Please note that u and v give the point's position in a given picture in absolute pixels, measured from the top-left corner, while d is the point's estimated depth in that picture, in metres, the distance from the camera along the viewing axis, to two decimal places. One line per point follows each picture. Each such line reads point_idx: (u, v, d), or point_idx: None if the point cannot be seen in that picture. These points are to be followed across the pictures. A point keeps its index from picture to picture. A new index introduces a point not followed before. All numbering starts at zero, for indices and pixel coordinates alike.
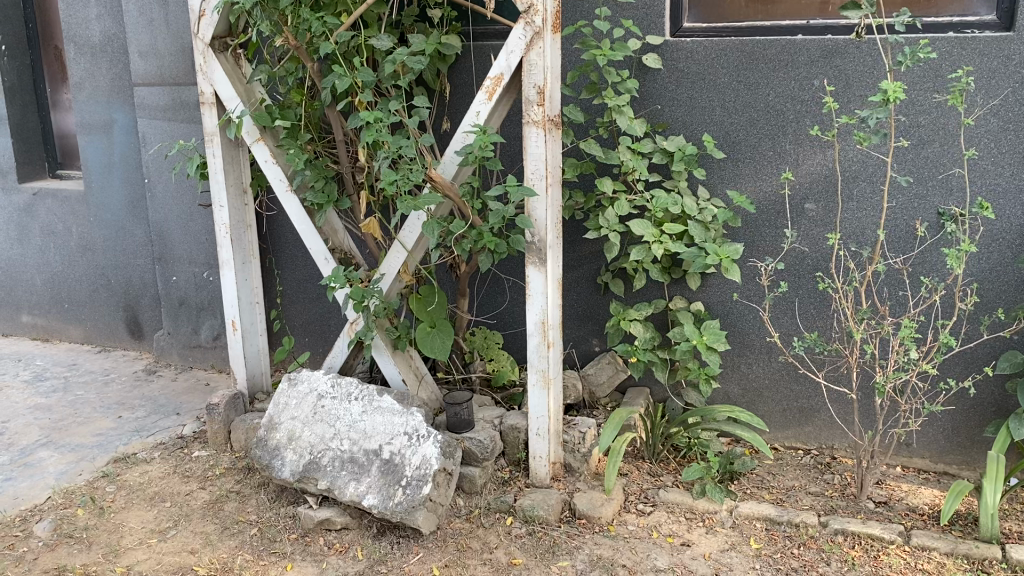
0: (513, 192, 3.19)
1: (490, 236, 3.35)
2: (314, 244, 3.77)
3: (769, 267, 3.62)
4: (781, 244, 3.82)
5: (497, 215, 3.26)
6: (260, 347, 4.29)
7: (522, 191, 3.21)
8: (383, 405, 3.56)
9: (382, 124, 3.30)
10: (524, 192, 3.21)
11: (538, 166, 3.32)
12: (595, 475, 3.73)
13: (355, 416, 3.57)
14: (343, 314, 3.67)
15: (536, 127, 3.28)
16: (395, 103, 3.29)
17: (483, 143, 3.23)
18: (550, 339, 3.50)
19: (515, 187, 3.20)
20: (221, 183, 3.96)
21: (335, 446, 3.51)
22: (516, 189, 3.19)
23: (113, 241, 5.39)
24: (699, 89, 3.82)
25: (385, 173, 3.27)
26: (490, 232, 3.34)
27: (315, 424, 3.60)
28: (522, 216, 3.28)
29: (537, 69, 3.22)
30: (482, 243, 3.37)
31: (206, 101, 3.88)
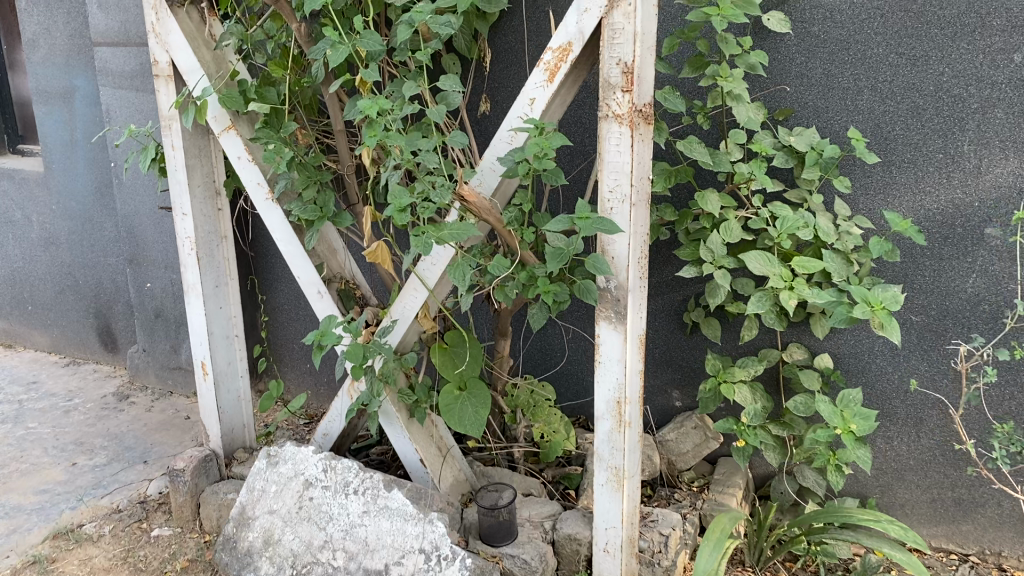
0: (585, 228, 2.12)
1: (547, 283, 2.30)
2: (304, 273, 2.77)
3: (981, 350, 2.69)
4: (1002, 318, 2.72)
5: (559, 255, 2.21)
6: (242, 393, 3.33)
7: (599, 224, 2.14)
8: (391, 506, 2.54)
9: (392, 117, 2.24)
10: (601, 225, 2.14)
11: (619, 181, 2.26)
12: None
13: (353, 519, 2.57)
14: (338, 373, 2.64)
15: (618, 123, 2.22)
16: (410, 86, 2.22)
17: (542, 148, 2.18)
18: (627, 422, 2.45)
19: (592, 218, 2.13)
20: (182, 184, 2.95)
21: (324, 560, 2.55)
22: (591, 221, 2.13)
23: (79, 235, 4.43)
24: (840, 62, 2.73)
25: (394, 192, 2.22)
26: (544, 275, 2.30)
27: (299, 525, 2.63)
28: (596, 256, 2.23)
29: (624, 37, 2.14)
30: (533, 291, 2.33)
31: (160, 73, 2.85)
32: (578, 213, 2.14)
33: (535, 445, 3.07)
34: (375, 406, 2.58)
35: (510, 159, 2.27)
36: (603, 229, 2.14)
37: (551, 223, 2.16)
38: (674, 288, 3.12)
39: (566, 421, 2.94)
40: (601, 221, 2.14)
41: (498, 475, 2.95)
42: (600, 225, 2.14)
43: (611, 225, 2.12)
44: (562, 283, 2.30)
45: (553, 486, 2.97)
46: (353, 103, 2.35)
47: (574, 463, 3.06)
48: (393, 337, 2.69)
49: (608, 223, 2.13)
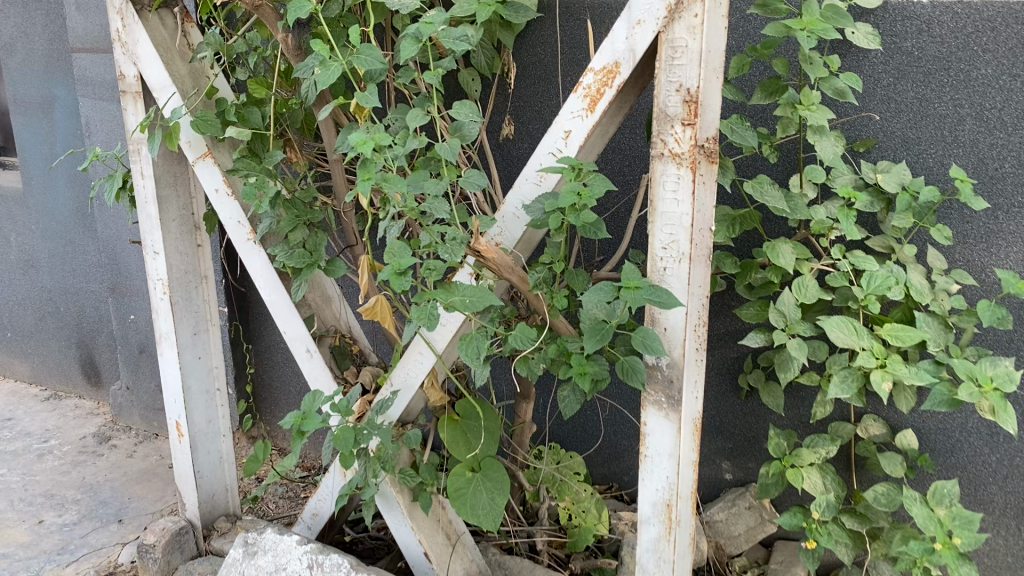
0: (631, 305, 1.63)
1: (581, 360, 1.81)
2: (290, 327, 2.33)
3: None
4: None
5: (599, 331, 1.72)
6: (224, 454, 2.90)
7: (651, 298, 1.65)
8: None
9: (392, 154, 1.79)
10: (653, 300, 1.65)
11: (675, 235, 1.80)
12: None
13: None
14: (327, 459, 2.09)
15: (675, 164, 1.76)
16: (417, 116, 1.77)
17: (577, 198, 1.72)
18: (679, 530, 1.99)
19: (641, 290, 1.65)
20: (154, 218, 2.53)
21: None
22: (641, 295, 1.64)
23: (59, 258, 4.02)
24: (937, 84, 2.25)
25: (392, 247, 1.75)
26: (578, 352, 1.82)
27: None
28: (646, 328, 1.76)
29: (687, 57, 1.69)
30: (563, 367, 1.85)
31: (127, 89, 2.42)
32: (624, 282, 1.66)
33: (562, 528, 2.62)
34: (369, 495, 2.12)
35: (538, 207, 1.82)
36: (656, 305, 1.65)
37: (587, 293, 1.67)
38: (725, 344, 2.66)
39: (596, 497, 2.52)
40: (654, 295, 1.65)
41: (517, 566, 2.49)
42: (653, 299, 1.66)
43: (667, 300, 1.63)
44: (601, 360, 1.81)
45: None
46: (346, 133, 1.91)
47: (607, 551, 2.61)
48: (393, 407, 2.24)
49: (665, 298, 1.64)
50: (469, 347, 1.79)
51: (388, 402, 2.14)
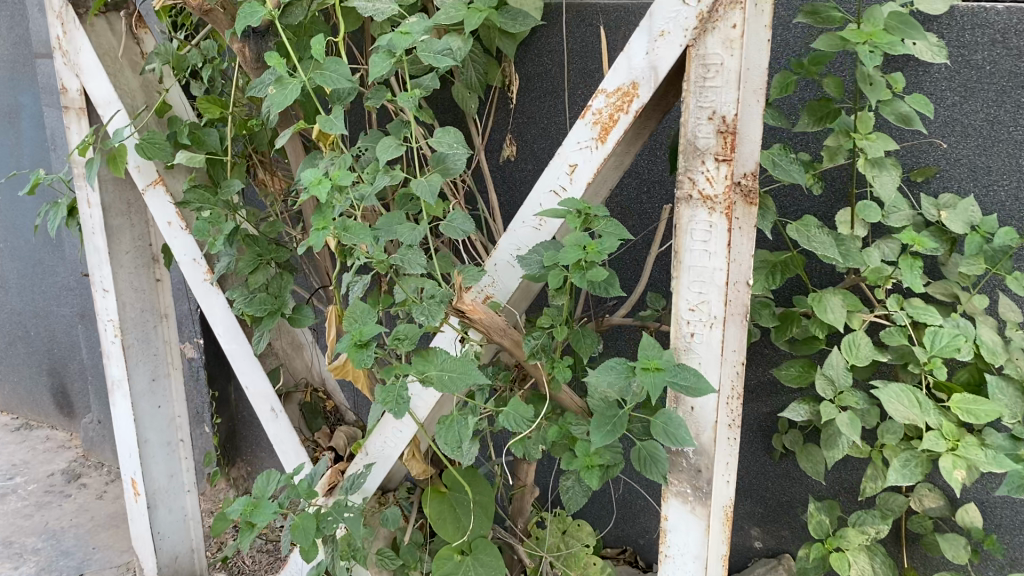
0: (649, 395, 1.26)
1: (586, 449, 1.45)
2: (252, 381, 2.01)
3: None
4: None
5: (608, 419, 1.35)
6: (188, 512, 2.58)
7: (674, 382, 1.29)
8: None
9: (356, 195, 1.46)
10: (679, 385, 1.29)
11: (706, 293, 1.45)
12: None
13: None
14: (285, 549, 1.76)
15: (706, 208, 1.41)
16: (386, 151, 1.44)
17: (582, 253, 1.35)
18: None
19: (663, 374, 1.28)
20: (102, 251, 2.22)
21: None
22: (661, 380, 1.27)
23: (29, 278, 3.72)
24: (1012, 105, 1.88)
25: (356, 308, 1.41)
26: (584, 438, 1.47)
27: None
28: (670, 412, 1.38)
29: (722, 77, 1.34)
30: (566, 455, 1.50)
31: (70, 104, 2.10)
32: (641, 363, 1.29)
33: None
34: None
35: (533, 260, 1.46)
36: (682, 391, 1.29)
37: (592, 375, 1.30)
38: (756, 399, 2.33)
39: (609, 575, 2.13)
40: (679, 379, 1.29)
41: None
42: (679, 384, 1.29)
43: (697, 387, 1.26)
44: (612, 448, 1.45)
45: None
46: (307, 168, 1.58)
47: None
48: (369, 480, 1.91)
49: (694, 383, 1.27)
50: (449, 434, 1.44)
51: (359, 480, 1.80)
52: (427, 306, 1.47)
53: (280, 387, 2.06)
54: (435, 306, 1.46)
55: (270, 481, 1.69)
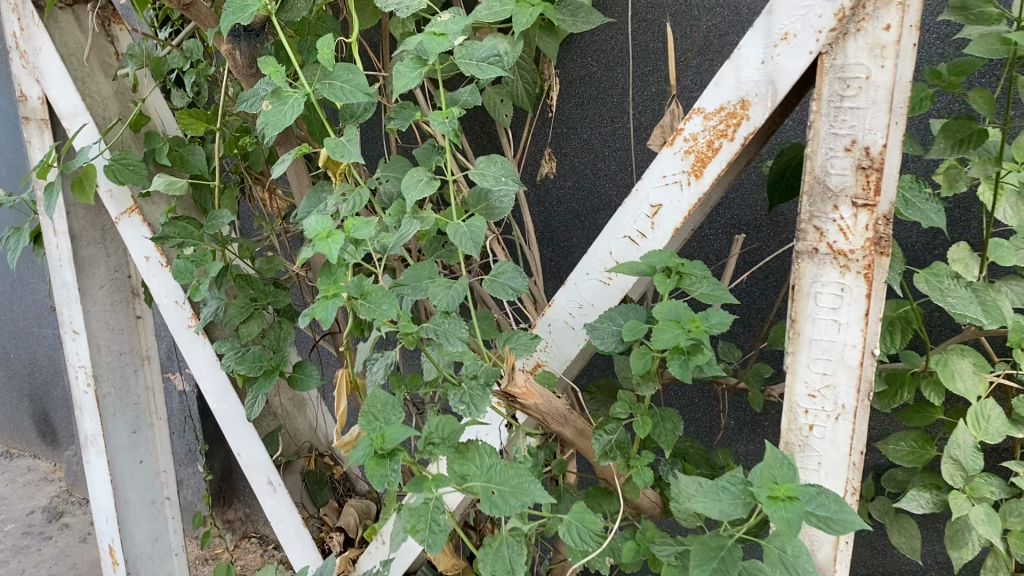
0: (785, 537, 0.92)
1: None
2: (248, 447, 1.68)
3: None
4: None
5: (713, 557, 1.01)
6: None
7: (812, 514, 0.95)
8: None
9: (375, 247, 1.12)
10: (818, 518, 0.95)
11: (834, 374, 1.12)
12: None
13: None
14: None
15: (837, 266, 1.07)
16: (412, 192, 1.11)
17: (684, 328, 0.98)
18: None
19: (801, 506, 0.94)
20: (70, 286, 1.88)
21: None
22: (800, 515, 0.93)
23: (7, 297, 3.40)
24: None
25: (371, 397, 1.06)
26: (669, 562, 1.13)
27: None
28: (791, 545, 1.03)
29: (867, 95, 1.00)
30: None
31: (30, 116, 1.76)
32: (768, 489, 0.95)
33: None
34: None
35: (606, 331, 1.10)
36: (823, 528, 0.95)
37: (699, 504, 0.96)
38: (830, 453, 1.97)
39: None
40: (820, 511, 0.95)
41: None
42: (819, 518, 0.95)
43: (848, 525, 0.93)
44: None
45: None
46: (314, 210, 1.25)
47: None
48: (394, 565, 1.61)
49: (842, 519, 0.93)
50: (495, 563, 1.11)
51: None
52: (466, 388, 1.12)
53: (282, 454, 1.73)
54: (478, 389, 1.12)
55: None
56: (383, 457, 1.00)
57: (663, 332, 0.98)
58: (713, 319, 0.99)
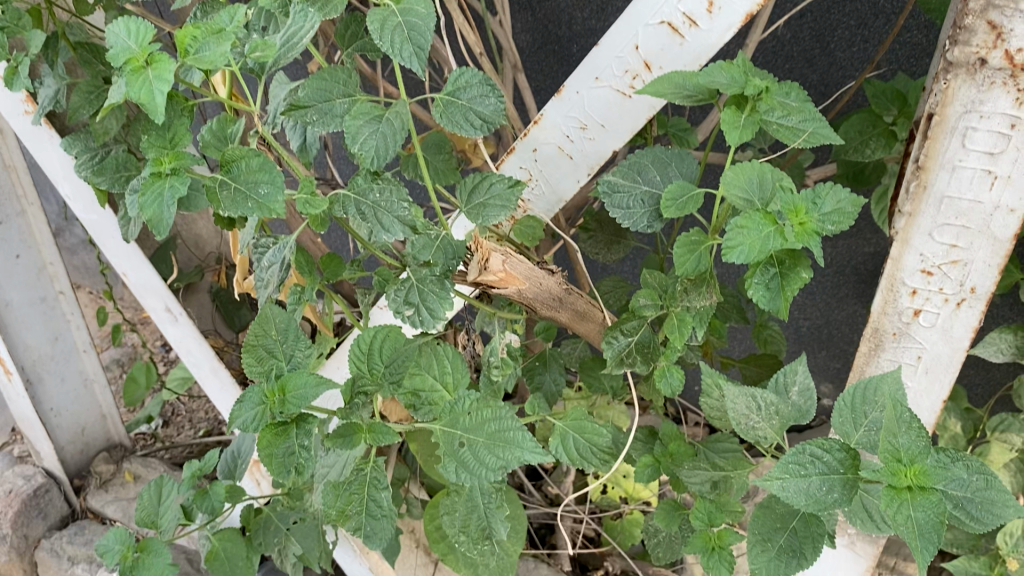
0: (917, 547, 0.61)
1: (710, 514, 0.85)
2: (133, 269, 1.29)
3: None
4: None
5: (783, 527, 0.73)
6: (86, 375, 1.93)
7: (952, 513, 0.67)
8: None
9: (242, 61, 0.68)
10: (951, 513, 0.67)
11: (968, 245, 0.74)
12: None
13: None
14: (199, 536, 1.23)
15: (1016, 87, 0.66)
16: None
17: (777, 226, 0.62)
18: None
19: (940, 497, 0.63)
20: None
21: None
22: (939, 510, 0.63)
23: None
24: None
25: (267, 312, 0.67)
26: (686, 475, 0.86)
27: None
28: (871, 506, 0.73)
29: None
30: (663, 507, 0.91)
31: None
32: (891, 471, 0.63)
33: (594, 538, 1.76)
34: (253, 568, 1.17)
35: (633, 196, 0.74)
36: (953, 523, 0.68)
37: (774, 485, 0.65)
38: (848, 251, 1.57)
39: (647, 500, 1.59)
40: (958, 490, 0.66)
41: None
42: (956, 501, 0.67)
43: (997, 512, 0.65)
44: (741, 508, 0.85)
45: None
46: None
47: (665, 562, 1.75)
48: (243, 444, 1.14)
49: (981, 503, 0.66)
50: (467, 517, 0.83)
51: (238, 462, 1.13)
52: (413, 279, 0.75)
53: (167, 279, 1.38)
54: (433, 280, 0.74)
55: (166, 502, 1.09)
56: (282, 424, 0.65)
57: (742, 233, 0.62)
58: (826, 211, 0.63)
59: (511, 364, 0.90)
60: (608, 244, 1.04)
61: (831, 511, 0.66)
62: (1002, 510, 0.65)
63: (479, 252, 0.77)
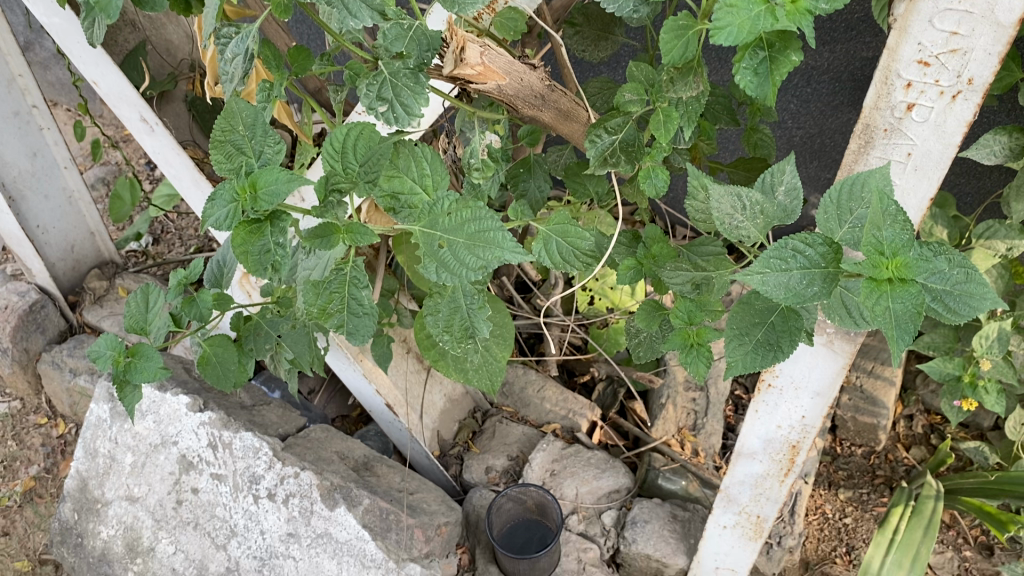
0: (891, 336, 0.61)
1: (690, 313, 0.86)
2: (104, 76, 1.24)
3: None
4: None
5: (761, 322, 0.74)
6: (71, 192, 1.90)
7: (929, 306, 0.66)
8: (319, 525, 1.40)
9: None
10: (929, 305, 0.66)
11: (970, 33, 0.71)
12: (805, 572, 1.72)
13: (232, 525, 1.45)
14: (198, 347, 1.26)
15: None
16: None
17: (768, 6, 0.62)
18: (798, 467, 1.22)
19: (920, 289, 0.63)
20: None
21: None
22: (917, 301, 0.62)
23: None
24: None
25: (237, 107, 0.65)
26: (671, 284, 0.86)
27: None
28: (850, 301, 0.73)
29: None
30: (644, 308, 0.92)
31: None
32: (872, 264, 0.63)
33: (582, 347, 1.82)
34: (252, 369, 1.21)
35: None
36: (932, 314, 0.67)
37: (754, 280, 0.65)
38: (847, 55, 1.52)
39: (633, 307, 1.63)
40: (939, 283, 0.65)
41: (503, 428, 1.73)
42: (935, 294, 0.65)
43: (975, 304, 0.64)
44: (723, 307, 0.86)
45: (608, 435, 1.76)
46: None
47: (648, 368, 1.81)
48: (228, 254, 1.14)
49: (960, 295, 0.65)
50: (450, 317, 0.85)
51: (224, 272, 1.14)
52: (386, 72, 0.72)
53: (139, 89, 1.32)
54: (407, 74, 0.72)
55: (155, 309, 1.10)
56: (256, 223, 0.70)
57: (731, 12, 0.62)
58: None
59: (492, 167, 0.90)
60: (595, 41, 1.00)
61: (811, 304, 0.67)
62: (980, 303, 0.64)
63: (456, 42, 0.73)
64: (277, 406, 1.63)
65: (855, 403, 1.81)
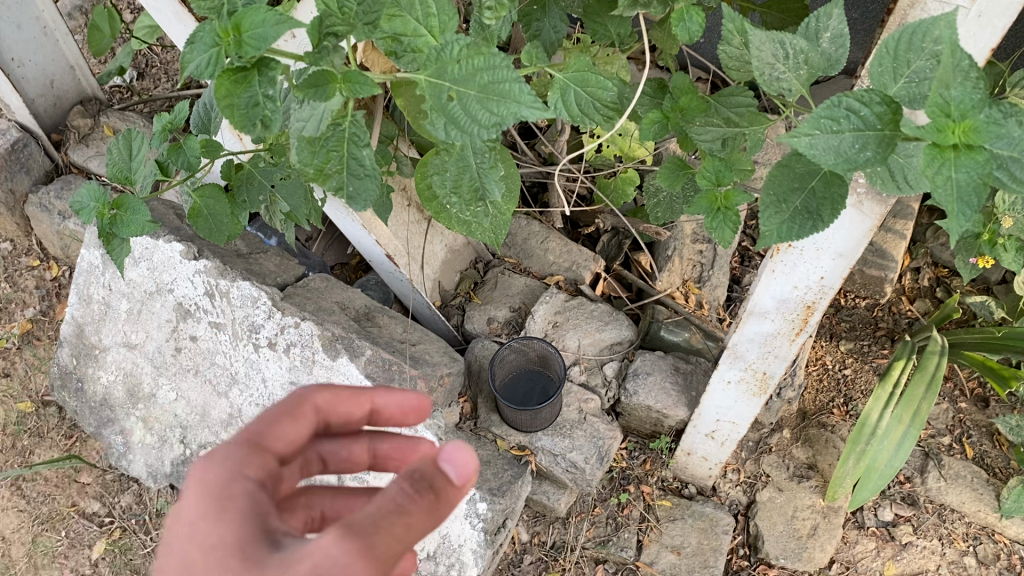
0: (953, 209, 0.57)
1: (718, 173, 0.81)
2: None
3: None
4: None
5: (801, 188, 0.68)
6: (44, 22, 1.77)
7: (993, 176, 0.59)
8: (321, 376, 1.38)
9: None
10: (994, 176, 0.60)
11: None
12: (802, 421, 1.73)
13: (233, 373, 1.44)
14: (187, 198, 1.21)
15: None
16: None
17: None
18: (813, 325, 1.19)
19: (988, 157, 0.57)
20: None
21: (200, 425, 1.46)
22: (985, 171, 0.57)
23: None
24: None
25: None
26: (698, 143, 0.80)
27: (200, 432, 1.46)
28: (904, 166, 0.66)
29: None
30: (668, 166, 0.86)
31: None
32: (937, 127, 0.57)
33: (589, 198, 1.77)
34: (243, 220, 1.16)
35: None
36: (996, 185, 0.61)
37: (801, 143, 0.59)
38: None
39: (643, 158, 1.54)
40: (1006, 149, 0.58)
41: (505, 280, 1.69)
42: (1000, 162, 0.59)
43: None
44: (751, 167, 0.82)
45: (611, 286, 1.74)
46: None
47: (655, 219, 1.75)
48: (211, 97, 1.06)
49: None
50: (458, 176, 0.80)
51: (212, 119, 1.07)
52: None
53: None
54: None
55: (139, 158, 1.03)
56: (241, 71, 0.64)
57: None
58: None
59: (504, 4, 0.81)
60: None
61: (861, 171, 0.61)
62: None
63: None
64: (274, 255, 1.57)
65: (864, 257, 1.76)
